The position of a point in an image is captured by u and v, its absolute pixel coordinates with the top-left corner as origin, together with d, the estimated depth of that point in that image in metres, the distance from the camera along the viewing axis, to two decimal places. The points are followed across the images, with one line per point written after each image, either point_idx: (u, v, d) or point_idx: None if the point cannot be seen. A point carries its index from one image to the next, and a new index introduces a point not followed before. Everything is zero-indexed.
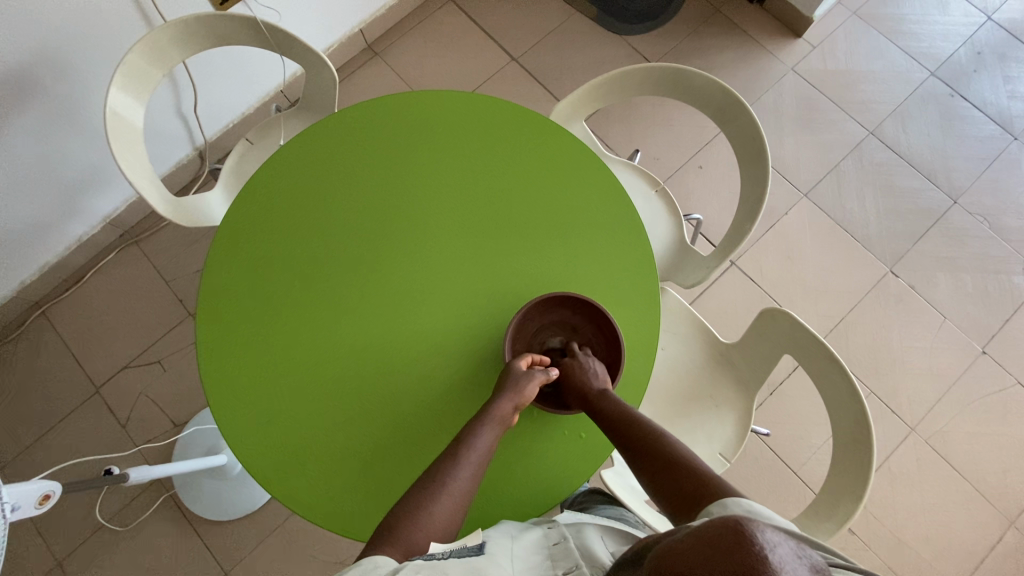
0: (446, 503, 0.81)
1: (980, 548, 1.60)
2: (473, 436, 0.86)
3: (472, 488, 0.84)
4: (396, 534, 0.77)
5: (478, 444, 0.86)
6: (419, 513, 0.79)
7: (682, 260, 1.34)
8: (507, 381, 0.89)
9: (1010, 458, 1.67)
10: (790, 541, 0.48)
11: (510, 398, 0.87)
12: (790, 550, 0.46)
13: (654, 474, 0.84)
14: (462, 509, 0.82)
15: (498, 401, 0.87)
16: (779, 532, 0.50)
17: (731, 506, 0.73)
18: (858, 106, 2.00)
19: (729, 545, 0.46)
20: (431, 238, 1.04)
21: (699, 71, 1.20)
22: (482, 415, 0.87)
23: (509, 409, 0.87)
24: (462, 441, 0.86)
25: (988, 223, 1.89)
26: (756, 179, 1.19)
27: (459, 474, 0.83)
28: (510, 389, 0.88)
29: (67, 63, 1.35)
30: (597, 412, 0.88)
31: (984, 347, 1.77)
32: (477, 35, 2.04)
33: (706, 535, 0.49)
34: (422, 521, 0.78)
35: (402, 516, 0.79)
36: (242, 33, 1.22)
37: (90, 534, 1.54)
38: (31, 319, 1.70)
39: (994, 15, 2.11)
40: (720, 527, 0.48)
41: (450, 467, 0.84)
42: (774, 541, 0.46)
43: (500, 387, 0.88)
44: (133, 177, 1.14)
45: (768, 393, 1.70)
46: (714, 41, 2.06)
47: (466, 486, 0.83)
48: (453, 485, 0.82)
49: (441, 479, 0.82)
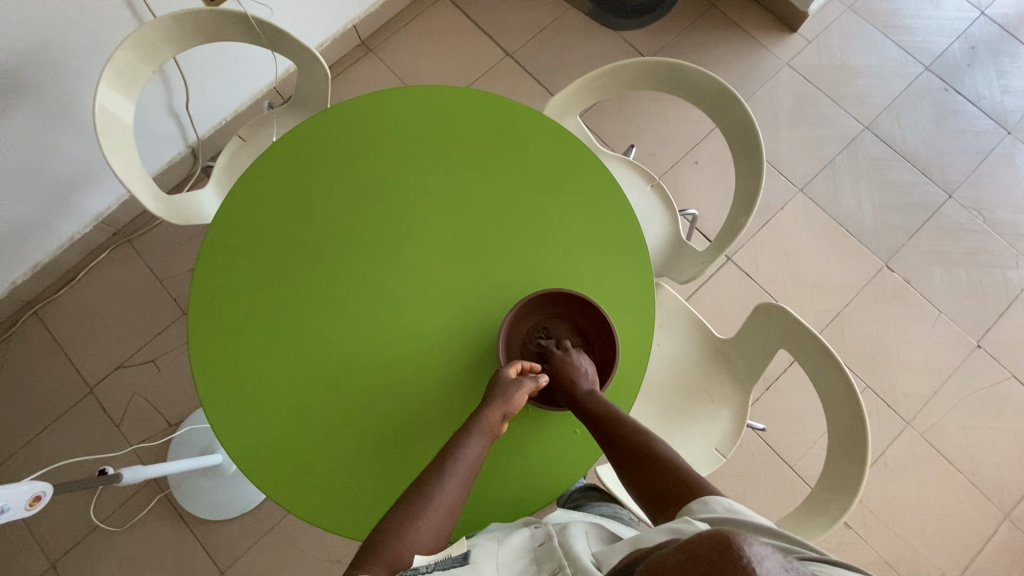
0: (435, 513, 0.81)
1: (975, 542, 1.60)
2: (461, 446, 0.85)
3: (459, 499, 0.84)
4: (381, 550, 0.77)
5: (466, 453, 0.85)
6: (405, 527, 0.79)
7: (677, 255, 1.34)
8: (495, 389, 0.88)
9: (1004, 451, 1.68)
10: (778, 554, 0.48)
11: (498, 406, 0.87)
12: (776, 563, 0.46)
13: (641, 476, 0.85)
14: (450, 521, 0.82)
15: (486, 410, 0.87)
16: (767, 545, 0.49)
17: (711, 503, 0.76)
18: (854, 100, 2.00)
19: (716, 557, 0.46)
20: (424, 237, 1.03)
21: (694, 66, 1.20)
22: (470, 424, 0.87)
23: (498, 418, 0.87)
24: (450, 450, 0.86)
25: (983, 218, 1.89)
26: (749, 173, 1.19)
27: (446, 486, 0.83)
28: (498, 397, 0.87)
29: (57, 61, 1.34)
30: (588, 416, 0.88)
31: (979, 341, 1.77)
32: (471, 30, 2.03)
33: (694, 548, 0.49)
34: (408, 535, 0.79)
35: (387, 530, 0.79)
36: (233, 27, 1.21)
37: (85, 535, 1.53)
38: (23, 320, 1.69)
39: (987, 10, 2.11)
40: (707, 539, 0.48)
41: (437, 478, 0.83)
42: (761, 554, 0.46)
43: (489, 396, 0.88)
44: (123, 174, 1.13)
45: (765, 389, 1.70)
46: (709, 36, 2.06)
47: (454, 497, 0.83)
48: (439, 497, 0.82)
49: (428, 491, 0.82)
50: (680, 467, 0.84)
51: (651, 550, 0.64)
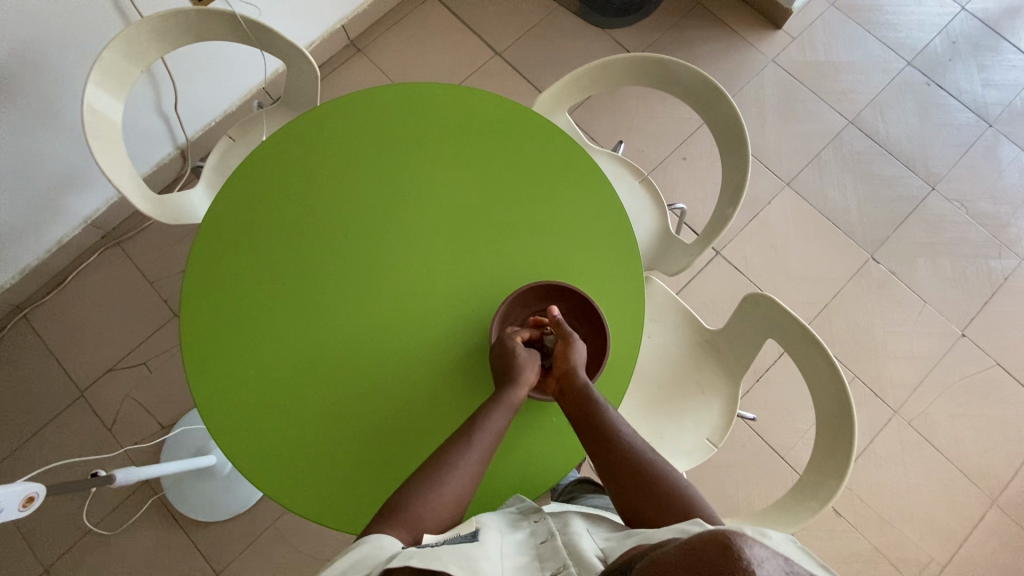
0: (456, 483, 0.84)
1: (963, 528, 1.62)
2: (485, 419, 0.88)
3: (479, 472, 0.87)
4: (404, 516, 0.81)
5: (489, 427, 0.88)
6: (428, 495, 0.83)
7: (667, 249, 1.35)
8: (516, 365, 0.91)
9: (989, 438, 1.71)
10: (779, 556, 0.48)
11: (522, 381, 0.90)
12: (776, 566, 0.46)
13: (624, 484, 0.87)
14: (468, 494, 0.85)
15: (511, 385, 0.90)
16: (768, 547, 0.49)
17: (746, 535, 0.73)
18: (838, 96, 2.03)
19: (717, 560, 0.46)
20: (419, 233, 1.04)
21: (680, 61, 1.21)
22: (494, 399, 0.90)
23: (521, 394, 0.90)
24: (474, 422, 0.88)
25: (966, 209, 1.92)
26: (735, 165, 1.20)
27: (469, 459, 0.86)
28: (519, 371, 0.91)
29: (44, 62, 1.34)
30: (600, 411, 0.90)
31: (964, 330, 1.80)
32: (459, 30, 2.04)
33: (695, 549, 0.49)
34: (430, 502, 0.82)
35: (411, 495, 0.83)
36: (222, 26, 1.22)
37: (78, 538, 1.52)
38: (12, 324, 1.68)
39: (968, 6, 2.15)
40: (708, 541, 0.48)
41: (462, 449, 0.86)
42: (761, 556, 0.46)
43: (512, 372, 0.90)
44: (111, 174, 1.13)
45: (754, 380, 1.72)
46: (696, 33, 2.08)
47: (477, 467, 0.86)
48: (463, 467, 0.85)
49: (451, 463, 0.85)
50: (672, 481, 0.87)
51: (650, 549, 0.64)
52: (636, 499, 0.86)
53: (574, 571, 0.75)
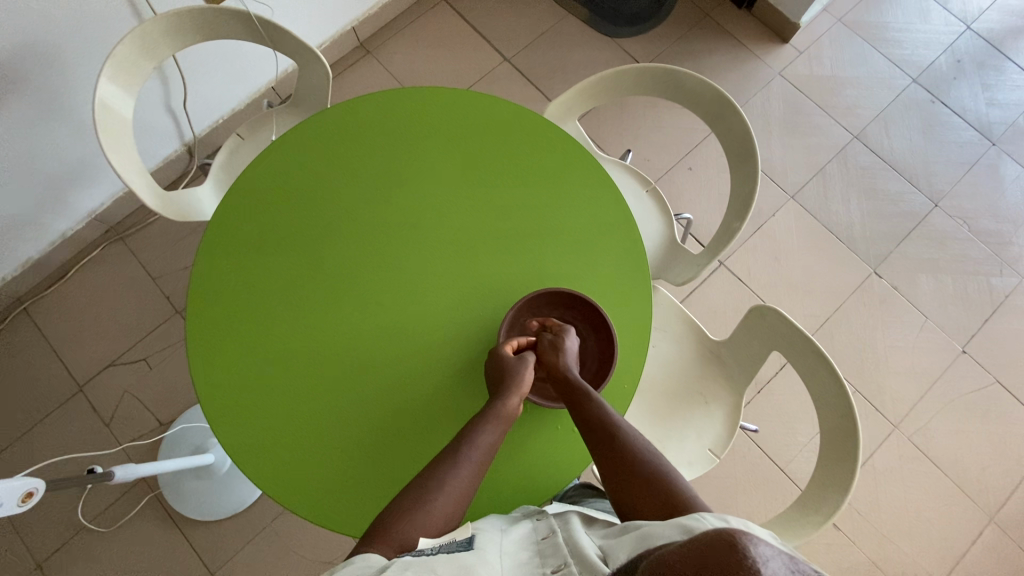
0: (446, 499, 0.83)
1: (961, 545, 1.62)
2: (476, 432, 0.88)
3: (471, 486, 0.86)
4: (394, 529, 0.80)
5: (481, 440, 0.88)
6: (419, 507, 0.82)
7: (673, 259, 1.36)
8: (507, 376, 0.91)
9: (988, 455, 1.71)
10: (783, 555, 0.47)
11: (514, 392, 0.90)
12: (781, 564, 0.46)
13: (626, 490, 0.85)
14: (461, 504, 0.85)
15: (504, 398, 0.89)
16: (774, 546, 0.49)
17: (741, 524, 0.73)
18: (844, 110, 2.04)
19: (723, 559, 0.46)
20: (427, 234, 1.04)
21: (691, 72, 1.22)
22: (485, 413, 0.89)
23: (515, 404, 0.90)
24: (466, 436, 0.88)
25: (968, 227, 1.93)
26: (744, 177, 1.21)
27: (460, 472, 0.85)
28: (511, 385, 0.90)
29: (56, 56, 1.33)
30: (593, 416, 0.89)
31: (964, 346, 1.81)
32: (468, 35, 2.05)
33: (700, 547, 0.49)
34: (421, 517, 0.81)
35: (401, 509, 0.82)
36: (236, 25, 1.22)
37: (71, 535, 1.51)
38: (12, 317, 1.67)
39: (973, 25, 2.17)
40: (713, 539, 0.49)
41: (452, 463, 0.86)
42: (767, 555, 0.46)
43: (504, 384, 0.90)
44: (121, 170, 1.12)
45: (756, 391, 1.72)
46: (703, 45, 2.09)
47: (469, 478, 0.86)
48: (455, 480, 0.85)
49: (443, 475, 0.85)
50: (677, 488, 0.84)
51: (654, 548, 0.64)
52: (636, 498, 0.84)
53: (574, 569, 0.74)
